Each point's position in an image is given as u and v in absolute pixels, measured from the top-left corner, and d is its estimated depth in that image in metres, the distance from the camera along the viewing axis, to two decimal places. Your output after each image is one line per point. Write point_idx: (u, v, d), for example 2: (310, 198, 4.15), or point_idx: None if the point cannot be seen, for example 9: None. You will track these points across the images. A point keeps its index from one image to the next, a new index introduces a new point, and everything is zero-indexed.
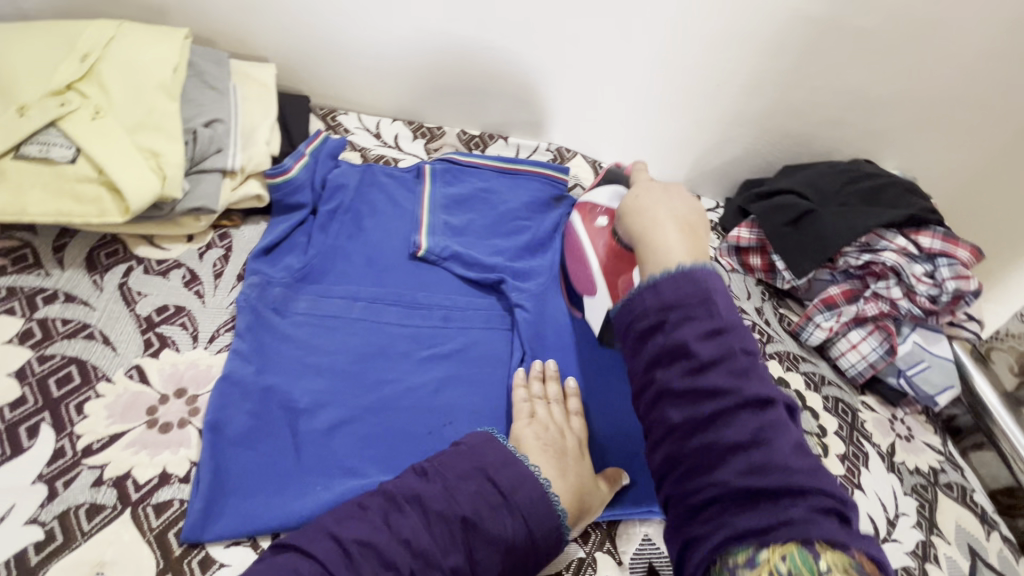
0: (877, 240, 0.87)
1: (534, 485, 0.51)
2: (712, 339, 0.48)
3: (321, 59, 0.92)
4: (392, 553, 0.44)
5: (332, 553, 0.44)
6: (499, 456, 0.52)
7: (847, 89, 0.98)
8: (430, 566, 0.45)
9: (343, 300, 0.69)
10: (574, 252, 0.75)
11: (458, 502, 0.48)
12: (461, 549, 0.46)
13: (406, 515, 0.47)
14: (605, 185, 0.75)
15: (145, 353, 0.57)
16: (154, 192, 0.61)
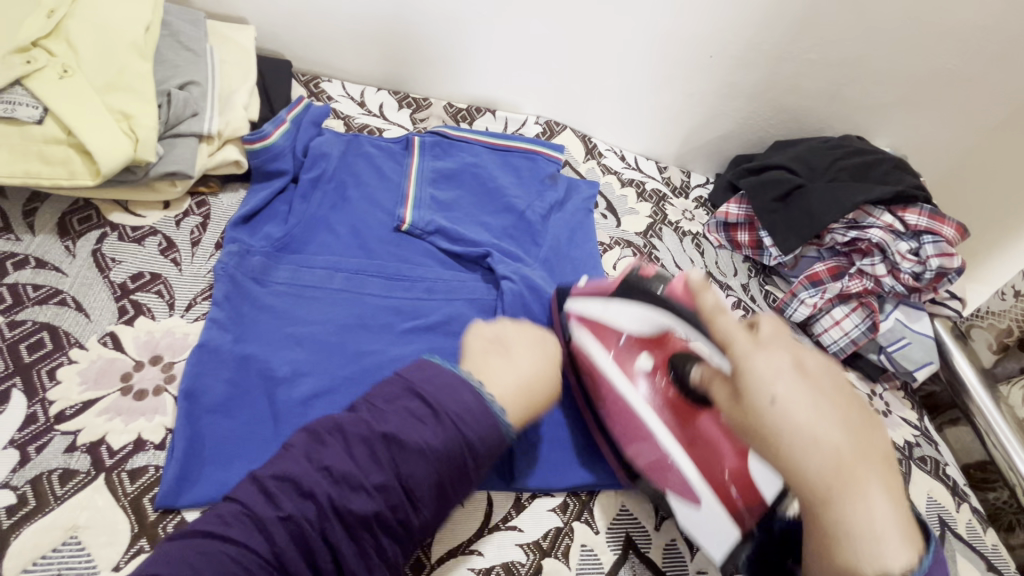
0: (864, 217, 0.87)
1: (463, 391, 0.48)
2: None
3: (304, 22, 0.89)
4: (309, 482, 0.43)
5: (252, 493, 0.43)
6: (423, 372, 0.50)
7: (841, 63, 0.97)
8: (352, 488, 0.43)
9: (324, 271, 0.68)
10: (611, 398, 0.60)
11: (380, 421, 0.46)
12: (386, 467, 0.44)
13: (327, 445, 0.45)
14: (629, 303, 0.61)
15: (120, 320, 0.56)
16: (127, 155, 0.59)
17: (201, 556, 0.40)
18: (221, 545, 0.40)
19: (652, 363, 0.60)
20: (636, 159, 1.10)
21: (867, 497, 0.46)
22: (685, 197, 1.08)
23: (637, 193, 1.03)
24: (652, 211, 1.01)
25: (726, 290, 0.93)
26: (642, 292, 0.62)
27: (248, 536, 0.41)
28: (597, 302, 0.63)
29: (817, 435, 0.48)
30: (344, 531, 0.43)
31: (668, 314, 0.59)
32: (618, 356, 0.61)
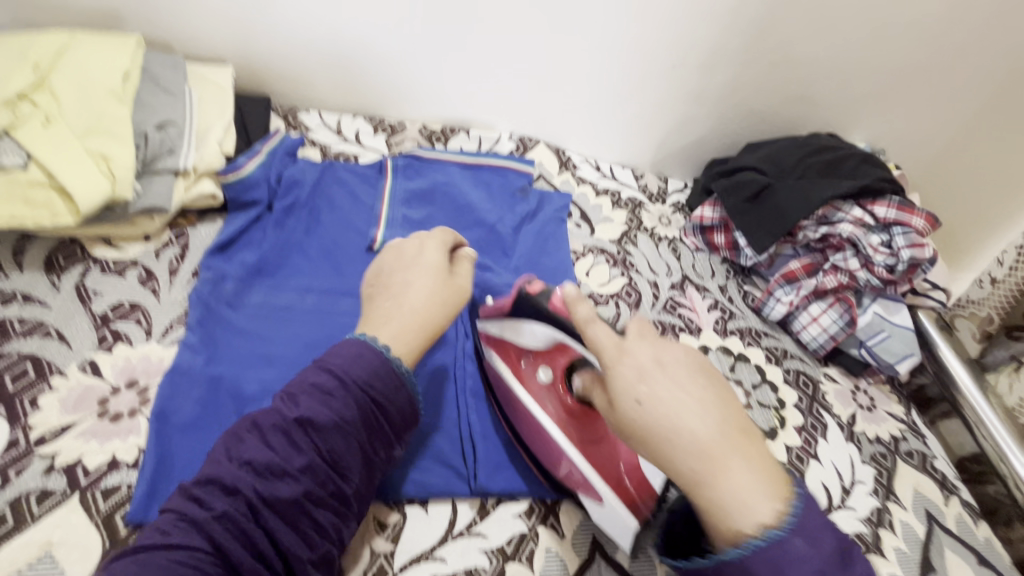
0: (833, 212, 0.87)
1: (363, 355, 0.51)
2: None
3: (280, 58, 0.94)
4: (235, 477, 0.45)
5: (184, 499, 0.45)
6: (323, 351, 0.52)
7: (805, 62, 0.98)
8: (276, 476, 0.46)
9: (296, 293, 0.71)
10: (529, 422, 0.62)
11: (293, 405, 0.48)
12: (306, 451, 0.47)
13: (246, 441, 0.47)
14: (521, 322, 0.61)
15: (100, 348, 0.60)
16: (105, 193, 0.63)
17: (143, 567, 0.40)
18: (166, 550, 0.41)
19: (556, 382, 0.61)
20: (611, 168, 1.12)
21: (730, 483, 0.42)
22: (662, 203, 1.09)
23: (612, 201, 1.05)
24: (627, 218, 1.02)
25: (702, 292, 0.94)
26: (534, 314, 0.59)
27: (192, 538, 0.42)
28: (500, 321, 0.64)
29: (672, 428, 0.44)
30: (281, 518, 0.45)
31: (559, 334, 0.57)
32: (526, 379, 0.62)
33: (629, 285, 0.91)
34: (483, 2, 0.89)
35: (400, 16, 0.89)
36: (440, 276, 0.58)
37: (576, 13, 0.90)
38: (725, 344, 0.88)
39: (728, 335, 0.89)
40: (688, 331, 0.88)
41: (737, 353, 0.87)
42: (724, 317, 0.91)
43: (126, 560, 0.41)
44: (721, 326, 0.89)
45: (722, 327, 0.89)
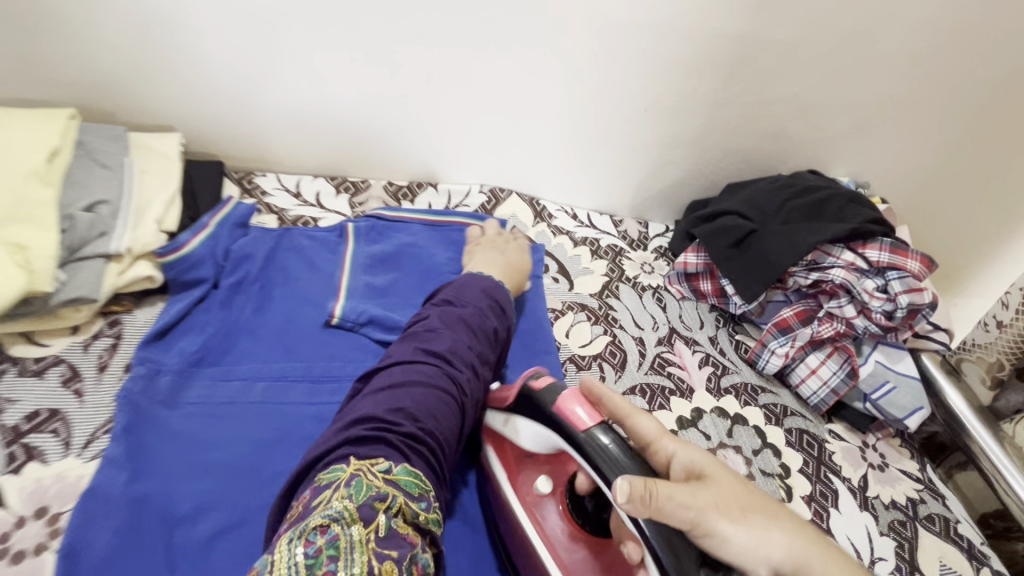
0: (823, 257, 0.82)
1: (506, 292, 0.72)
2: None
3: (231, 122, 0.89)
4: (468, 355, 0.60)
5: (434, 359, 0.57)
6: (487, 285, 0.70)
7: (781, 101, 0.95)
8: (480, 363, 0.62)
9: (243, 383, 0.64)
10: (518, 535, 0.58)
11: (485, 320, 0.65)
12: (492, 349, 0.65)
13: (460, 331, 0.62)
14: (521, 428, 0.57)
15: (6, 470, 0.52)
16: (18, 288, 0.57)
17: (438, 401, 0.54)
18: (433, 387, 0.54)
19: (554, 497, 0.58)
20: (589, 217, 1.07)
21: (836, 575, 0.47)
22: (643, 249, 1.04)
23: (592, 251, 0.99)
24: (608, 269, 0.97)
25: (692, 346, 0.88)
26: (544, 419, 0.53)
27: (449, 385, 0.56)
28: (502, 424, 0.60)
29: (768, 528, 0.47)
30: (480, 390, 0.61)
31: (567, 447, 0.51)
32: (521, 491, 0.59)
33: (613, 343, 0.85)
34: (443, 57, 0.84)
35: (356, 74, 0.85)
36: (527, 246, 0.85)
37: (538, 63, 0.86)
38: (720, 405, 0.81)
39: (723, 394, 0.82)
40: (679, 393, 0.81)
41: (733, 415, 0.80)
42: (716, 374, 0.84)
43: (397, 391, 0.53)
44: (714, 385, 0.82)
45: (715, 385, 0.83)
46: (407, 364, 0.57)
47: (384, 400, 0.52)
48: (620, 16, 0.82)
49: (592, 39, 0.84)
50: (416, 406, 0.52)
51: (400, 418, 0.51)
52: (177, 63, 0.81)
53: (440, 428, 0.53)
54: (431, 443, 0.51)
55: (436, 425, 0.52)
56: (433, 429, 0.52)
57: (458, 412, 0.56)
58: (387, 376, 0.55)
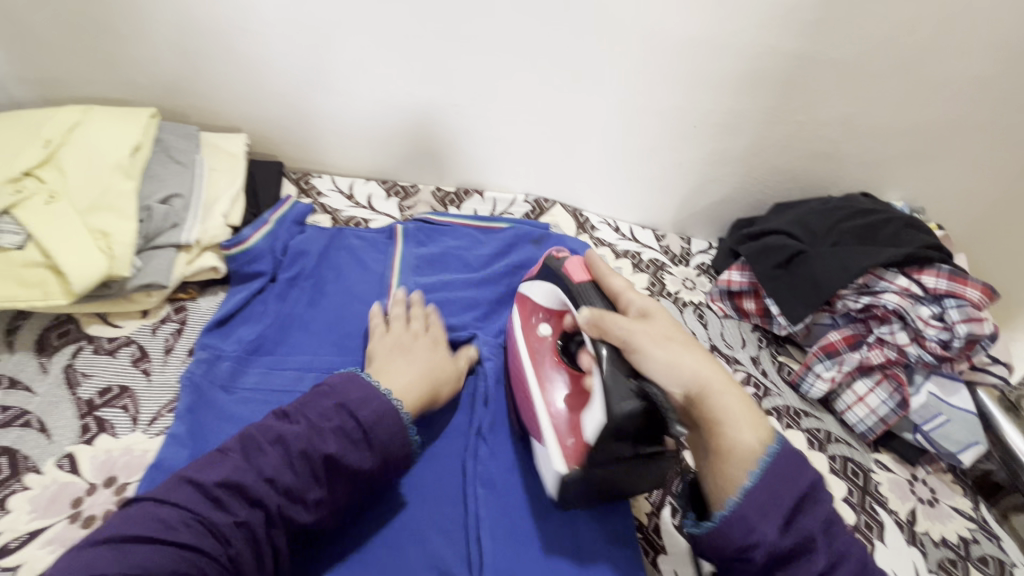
0: (875, 280, 0.80)
1: (395, 419, 0.56)
2: (820, 520, 0.47)
3: (292, 125, 0.93)
4: (257, 491, 0.50)
5: (196, 499, 0.48)
6: (360, 394, 0.56)
7: (835, 121, 0.93)
8: (292, 501, 0.51)
9: (295, 372, 0.67)
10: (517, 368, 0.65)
11: (322, 442, 0.52)
12: (322, 483, 0.52)
13: (267, 454, 0.52)
14: (540, 282, 0.66)
15: (80, 440, 0.56)
16: (100, 271, 0.61)
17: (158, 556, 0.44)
18: (170, 543, 0.45)
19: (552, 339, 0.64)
20: (631, 230, 1.07)
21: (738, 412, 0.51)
22: (685, 265, 1.04)
23: (633, 264, 1.00)
24: (649, 282, 0.97)
25: (733, 364, 0.86)
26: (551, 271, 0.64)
27: (200, 539, 0.46)
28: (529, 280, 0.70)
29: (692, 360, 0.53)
30: (276, 533, 0.51)
31: (558, 291, 0.62)
32: (527, 332, 0.66)
33: None
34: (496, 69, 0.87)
35: (412, 83, 0.88)
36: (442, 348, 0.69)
37: (588, 77, 0.88)
38: None
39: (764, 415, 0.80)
40: None
41: None
42: (758, 394, 0.82)
43: (118, 549, 0.44)
44: None
45: None
46: (163, 503, 0.48)
47: (87, 559, 0.43)
48: (673, 33, 0.82)
49: (642, 54, 0.85)
50: (134, 562, 0.43)
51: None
52: (246, 68, 0.86)
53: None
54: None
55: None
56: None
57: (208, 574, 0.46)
58: (127, 516, 0.47)
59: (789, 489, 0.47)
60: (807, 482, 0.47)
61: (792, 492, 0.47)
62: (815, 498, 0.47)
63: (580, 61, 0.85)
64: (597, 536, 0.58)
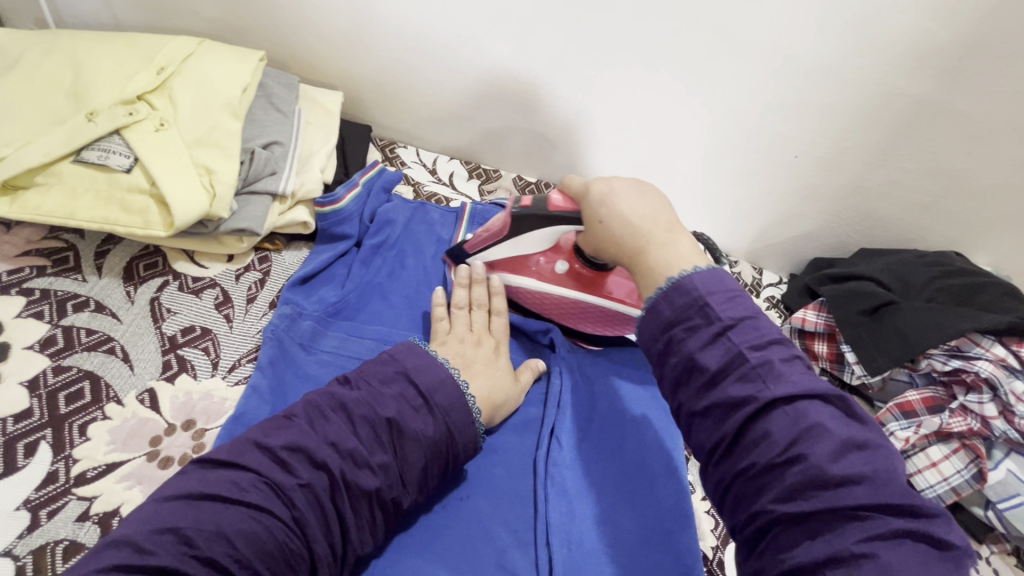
0: (969, 345, 0.75)
1: (453, 388, 0.53)
2: (720, 343, 0.43)
3: (384, 91, 0.90)
4: (322, 455, 0.45)
5: (264, 460, 0.44)
6: (421, 361, 0.54)
7: (954, 174, 0.76)
8: (358, 465, 0.46)
9: (372, 343, 0.63)
10: (558, 303, 0.69)
11: (383, 406, 0.49)
12: (388, 449, 0.48)
13: (331, 420, 0.47)
14: (525, 237, 0.64)
15: (161, 376, 0.55)
16: (202, 210, 0.59)
17: (222, 514, 0.40)
18: (238, 504, 0.41)
19: (567, 261, 0.66)
20: None
21: (682, 240, 0.51)
22: (755, 297, 0.93)
23: None
24: None
25: None
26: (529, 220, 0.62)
27: (269, 500, 0.42)
28: (498, 243, 0.67)
29: (641, 203, 0.53)
30: (347, 502, 0.45)
31: (558, 227, 0.62)
32: (546, 276, 0.68)
33: None
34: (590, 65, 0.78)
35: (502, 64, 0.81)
36: (499, 359, 0.62)
37: (681, 91, 0.78)
38: None
39: None
40: None
41: None
42: None
43: (188, 505, 0.41)
44: None
45: None
46: (227, 465, 0.44)
47: (159, 514, 0.40)
48: (790, 56, 0.70)
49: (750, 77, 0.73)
50: (199, 523, 0.39)
51: (165, 543, 0.38)
52: (353, 23, 0.82)
53: (234, 559, 0.39)
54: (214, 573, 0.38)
55: (226, 553, 0.39)
56: (221, 555, 0.39)
57: (279, 540, 0.41)
58: (188, 475, 0.43)
59: (670, 315, 0.45)
60: (694, 306, 0.44)
61: (673, 317, 0.45)
62: (702, 323, 0.44)
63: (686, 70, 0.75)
64: (668, 561, 0.55)
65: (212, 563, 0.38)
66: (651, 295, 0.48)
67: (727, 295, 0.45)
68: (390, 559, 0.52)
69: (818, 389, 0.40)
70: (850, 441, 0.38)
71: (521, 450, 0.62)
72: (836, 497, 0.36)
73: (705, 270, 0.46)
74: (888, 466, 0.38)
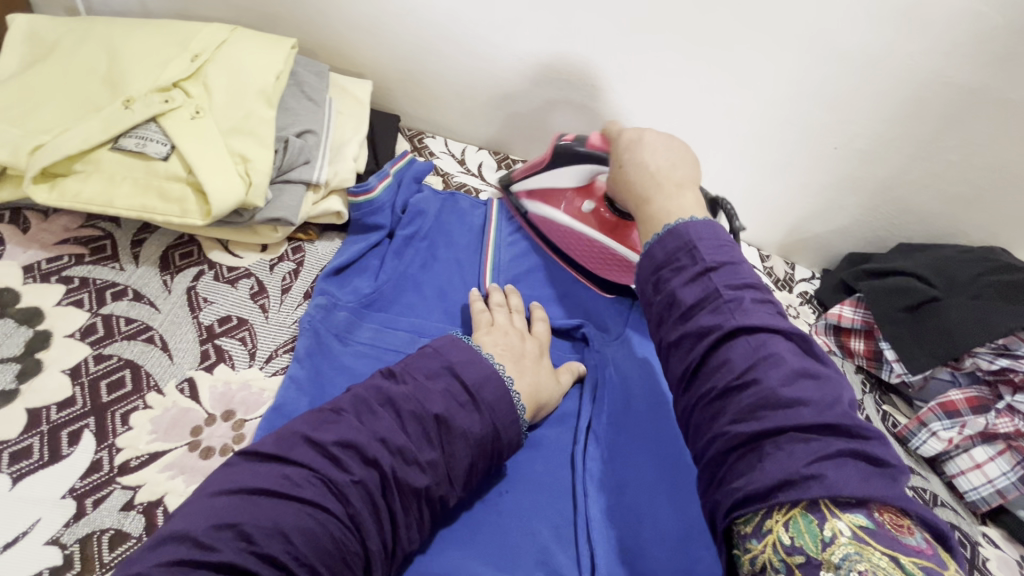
0: (1018, 344, 0.71)
1: (499, 384, 0.52)
2: (701, 282, 0.44)
3: (413, 80, 0.88)
4: (373, 451, 0.44)
5: (316, 456, 0.43)
6: (465, 356, 0.52)
7: (1008, 169, 0.72)
8: (408, 462, 0.45)
9: (407, 335, 0.63)
10: (576, 243, 0.72)
11: (431, 402, 0.48)
12: (436, 445, 0.47)
13: (380, 416, 0.47)
14: (564, 169, 0.68)
15: (200, 366, 0.54)
16: (238, 198, 0.59)
17: (277, 510, 0.40)
18: (293, 500, 0.40)
19: (595, 203, 0.70)
20: None
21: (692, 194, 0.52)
22: (789, 292, 0.91)
23: None
24: None
25: None
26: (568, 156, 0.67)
27: (324, 496, 0.41)
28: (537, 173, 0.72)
29: (661, 156, 0.56)
30: (398, 498, 0.45)
31: (588, 165, 0.66)
32: (571, 214, 0.72)
33: None
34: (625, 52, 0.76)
35: (535, 52, 0.79)
36: (542, 358, 0.61)
37: (719, 80, 0.75)
38: None
39: None
40: None
41: None
42: None
43: (243, 500, 0.40)
44: None
45: None
46: (280, 460, 0.43)
47: (216, 509, 0.39)
48: (837, 43, 0.67)
49: (793, 66, 0.70)
50: (256, 519, 0.39)
51: (225, 539, 0.38)
52: (384, 10, 0.80)
53: (293, 557, 0.38)
54: (275, 570, 0.38)
55: (285, 550, 0.38)
56: (280, 553, 0.38)
57: (336, 536, 0.40)
58: (240, 469, 0.42)
59: (659, 257, 0.47)
60: (683, 248, 0.46)
61: (662, 258, 0.47)
62: (688, 264, 0.45)
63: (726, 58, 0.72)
64: None
65: (272, 561, 0.38)
66: (647, 241, 0.49)
67: (715, 240, 0.46)
68: (434, 555, 0.51)
69: (780, 326, 0.41)
70: (805, 371, 0.39)
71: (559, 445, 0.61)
72: (784, 418, 0.36)
73: (701, 220, 0.47)
74: (836, 398, 0.38)
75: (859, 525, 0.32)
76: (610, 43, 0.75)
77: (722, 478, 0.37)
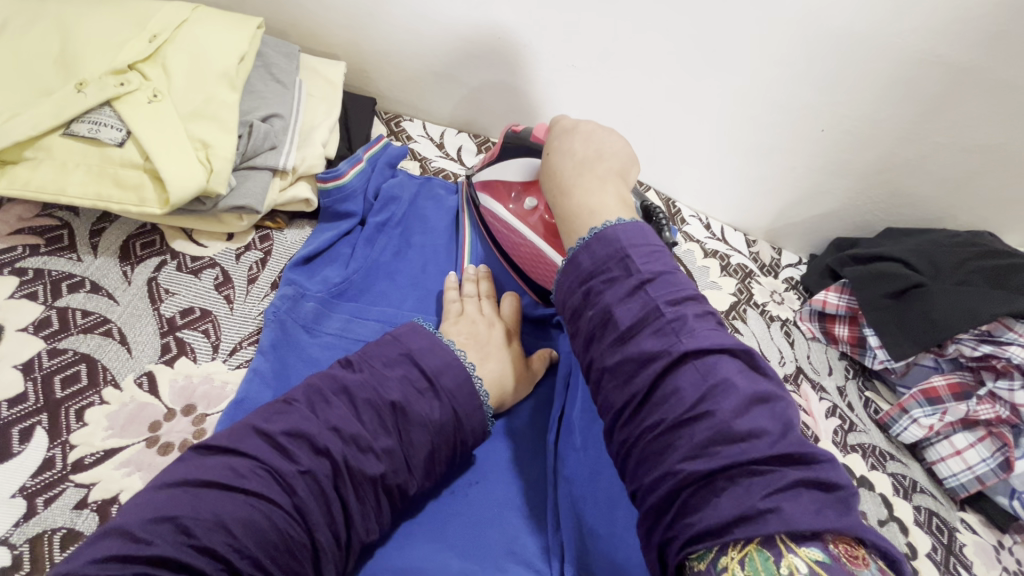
0: (1001, 330, 0.69)
1: (459, 370, 0.50)
2: (637, 296, 0.42)
3: (389, 61, 0.85)
4: (324, 440, 0.43)
5: (264, 446, 0.42)
6: (425, 343, 0.51)
7: (995, 150, 0.70)
8: (362, 449, 0.44)
9: (377, 325, 0.61)
10: (520, 245, 0.64)
11: (387, 389, 0.47)
12: (392, 433, 0.46)
13: (334, 405, 0.46)
14: (511, 160, 0.63)
15: (160, 360, 0.53)
16: (197, 185, 0.56)
17: (219, 503, 0.39)
18: (238, 492, 0.39)
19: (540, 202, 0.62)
20: (722, 232, 0.91)
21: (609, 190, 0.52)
22: (774, 278, 0.89)
23: (719, 266, 0.86)
24: (736, 288, 0.85)
25: (818, 393, 0.76)
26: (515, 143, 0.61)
27: (269, 487, 0.40)
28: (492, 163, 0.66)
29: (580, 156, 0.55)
30: (351, 488, 0.44)
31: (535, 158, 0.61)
32: (515, 212, 0.64)
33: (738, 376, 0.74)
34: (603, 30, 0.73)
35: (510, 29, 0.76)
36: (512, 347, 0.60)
37: (701, 60, 0.72)
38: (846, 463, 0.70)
39: (849, 452, 0.71)
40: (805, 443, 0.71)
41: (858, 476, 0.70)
42: (845, 428, 0.73)
43: (185, 492, 0.39)
44: (842, 441, 0.71)
45: (841, 441, 0.72)
46: (228, 451, 0.42)
47: (156, 502, 0.38)
48: (821, 19, 0.64)
49: (777, 44, 0.68)
50: (196, 511, 0.38)
51: (161, 533, 0.36)
52: None
53: (233, 548, 0.37)
54: (214, 562, 0.36)
55: (225, 542, 0.37)
56: (220, 544, 0.37)
57: (279, 531, 0.39)
58: (189, 462, 0.41)
59: (589, 266, 0.45)
60: (615, 258, 0.44)
61: (593, 269, 0.45)
62: (622, 277, 0.43)
63: (707, 35, 0.69)
64: None
65: (210, 553, 0.36)
66: (575, 247, 0.48)
67: (645, 250, 0.45)
68: (397, 549, 0.50)
69: (724, 342, 0.40)
70: (755, 396, 0.38)
71: (531, 436, 0.59)
72: (735, 452, 0.35)
73: (629, 226, 0.46)
74: (787, 423, 0.37)
75: (816, 560, 0.31)
76: (588, 19, 0.72)
77: (673, 515, 0.36)
